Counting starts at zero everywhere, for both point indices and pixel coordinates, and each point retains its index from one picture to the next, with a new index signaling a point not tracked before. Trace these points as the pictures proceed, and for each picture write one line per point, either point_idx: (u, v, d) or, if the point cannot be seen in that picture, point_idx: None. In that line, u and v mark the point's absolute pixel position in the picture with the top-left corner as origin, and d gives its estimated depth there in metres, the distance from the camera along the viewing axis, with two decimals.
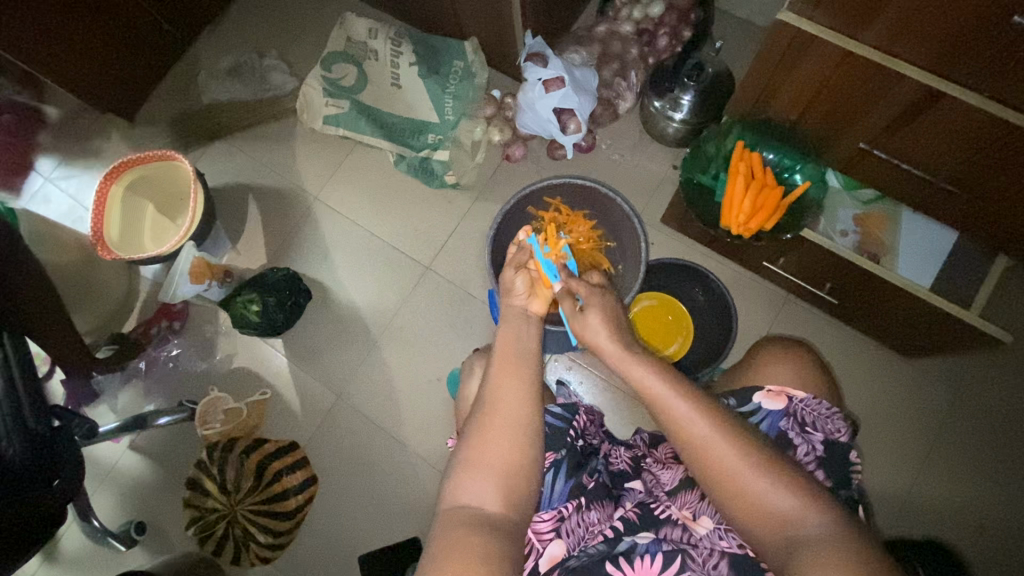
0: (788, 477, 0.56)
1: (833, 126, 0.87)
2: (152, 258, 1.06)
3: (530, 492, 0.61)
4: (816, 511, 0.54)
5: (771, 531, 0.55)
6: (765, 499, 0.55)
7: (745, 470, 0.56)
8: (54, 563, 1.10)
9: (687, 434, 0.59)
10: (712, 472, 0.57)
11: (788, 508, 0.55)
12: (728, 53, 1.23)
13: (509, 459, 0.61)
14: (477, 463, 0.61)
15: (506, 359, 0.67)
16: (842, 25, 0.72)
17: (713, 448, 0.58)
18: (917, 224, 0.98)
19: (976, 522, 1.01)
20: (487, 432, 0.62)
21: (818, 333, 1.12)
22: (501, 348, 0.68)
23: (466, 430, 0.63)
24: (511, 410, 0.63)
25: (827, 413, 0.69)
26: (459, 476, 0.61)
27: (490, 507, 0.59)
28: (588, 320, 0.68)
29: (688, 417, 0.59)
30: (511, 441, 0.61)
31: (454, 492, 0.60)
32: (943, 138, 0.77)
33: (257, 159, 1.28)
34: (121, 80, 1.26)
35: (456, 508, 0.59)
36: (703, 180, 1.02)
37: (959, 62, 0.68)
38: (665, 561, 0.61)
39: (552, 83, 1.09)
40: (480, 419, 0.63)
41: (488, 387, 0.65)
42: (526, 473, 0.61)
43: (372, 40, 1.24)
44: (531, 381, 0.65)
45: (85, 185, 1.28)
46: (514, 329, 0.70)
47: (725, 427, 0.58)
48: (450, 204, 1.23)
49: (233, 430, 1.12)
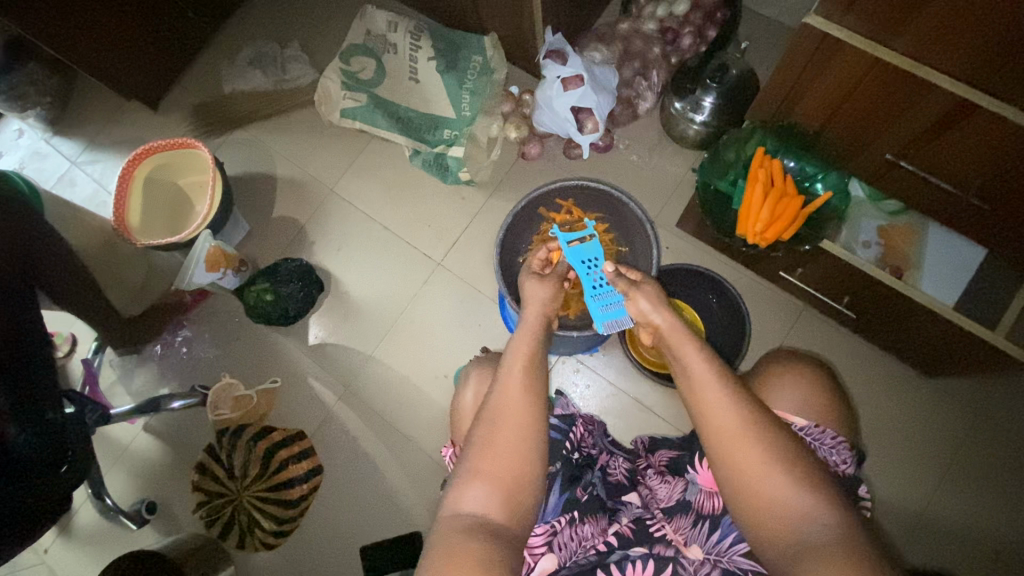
0: (805, 479, 0.56)
1: (859, 135, 0.83)
2: (172, 243, 1.08)
3: (533, 500, 0.60)
4: (830, 514, 0.54)
5: (781, 536, 0.55)
6: (780, 498, 0.55)
7: (772, 469, 0.56)
8: (68, 538, 1.14)
9: (717, 430, 0.59)
10: (732, 469, 0.58)
11: (796, 507, 0.55)
12: (754, 54, 1.20)
13: (511, 467, 0.60)
14: (480, 471, 0.60)
15: (516, 364, 0.67)
16: (871, 30, 0.69)
17: (744, 446, 0.57)
18: (944, 238, 0.93)
19: (989, 550, 0.98)
20: (492, 441, 0.61)
21: (834, 346, 1.09)
22: (512, 356, 0.68)
23: (472, 437, 0.63)
24: (520, 421, 0.62)
25: (832, 443, 0.68)
26: (462, 483, 0.60)
27: (493, 514, 0.58)
28: (638, 304, 0.71)
29: (718, 412, 0.59)
30: (519, 451, 0.61)
31: (457, 500, 0.60)
32: (974, 152, 0.73)
33: (275, 149, 1.30)
34: (148, 68, 1.29)
35: (458, 516, 0.58)
36: (720, 186, 0.99)
37: (995, 72, 0.64)
38: (657, 567, 0.62)
39: (571, 82, 1.08)
40: (487, 425, 0.63)
41: (496, 393, 0.65)
42: (526, 485, 0.60)
43: (392, 33, 1.24)
44: (538, 389, 0.65)
45: (109, 169, 1.31)
46: (527, 338, 0.70)
47: (758, 426, 0.58)
48: (464, 201, 1.22)
49: (242, 418, 1.14)
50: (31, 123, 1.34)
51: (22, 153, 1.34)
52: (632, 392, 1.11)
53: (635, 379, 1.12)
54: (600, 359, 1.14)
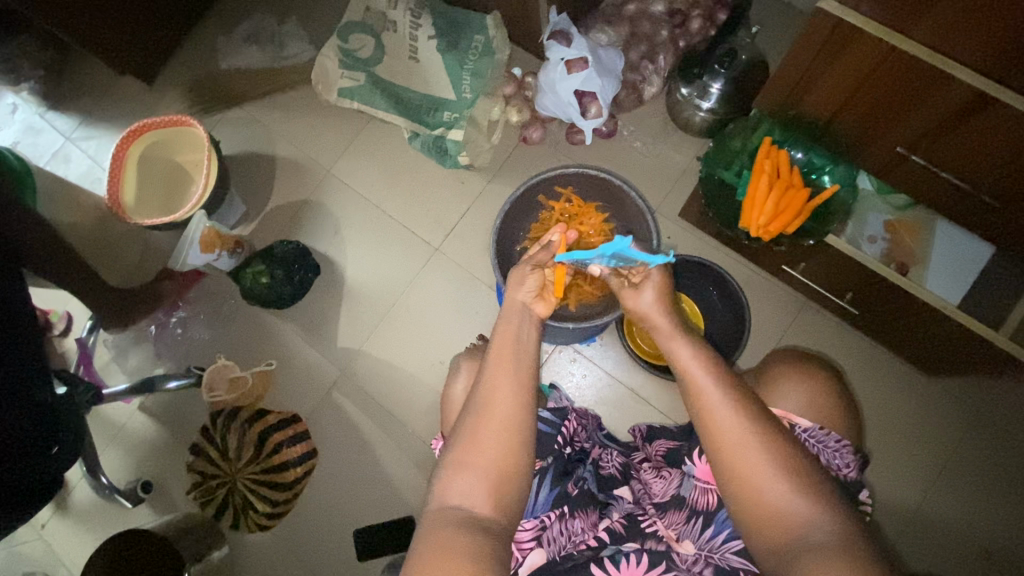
0: (799, 483, 0.55)
1: (869, 126, 0.80)
2: (167, 224, 1.06)
3: (521, 496, 0.59)
4: (830, 518, 0.53)
5: (778, 541, 0.54)
6: (777, 502, 0.55)
7: (769, 472, 0.55)
8: (65, 514, 1.15)
9: (715, 430, 0.58)
10: (728, 469, 0.57)
11: (801, 516, 0.54)
12: (764, 39, 1.16)
13: (502, 463, 0.59)
14: (467, 464, 0.59)
15: (505, 351, 0.64)
16: (887, 17, 0.66)
17: (742, 449, 0.56)
18: (952, 234, 0.90)
19: (982, 548, 0.97)
20: (479, 432, 0.60)
21: (834, 341, 1.07)
22: (501, 342, 0.65)
23: (459, 428, 0.61)
24: (507, 414, 0.61)
25: (835, 446, 0.67)
26: (448, 475, 0.59)
27: (479, 509, 0.57)
28: (641, 296, 0.68)
29: (721, 413, 0.58)
30: (506, 446, 0.59)
31: (443, 493, 0.58)
32: (988, 148, 0.71)
33: (273, 128, 1.27)
34: (144, 42, 1.26)
35: (444, 510, 0.57)
36: (725, 176, 0.98)
37: (1013, 64, 0.61)
38: (650, 561, 0.62)
39: (575, 64, 1.05)
40: (473, 415, 0.61)
41: (484, 382, 0.63)
42: (516, 480, 0.59)
43: (391, 10, 1.20)
44: (529, 381, 0.63)
45: (104, 146, 1.29)
46: (512, 326, 0.67)
47: (758, 430, 0.57)
48: (464, 185, 1.20)
49: (235, 399, 1.13)
50: (25, 96, 1.33)
51: (16, 128, 1.32)
52: (628, 382, 1.10)
53: (631, 369, 1.11)
54: (597, 349, 1.12)
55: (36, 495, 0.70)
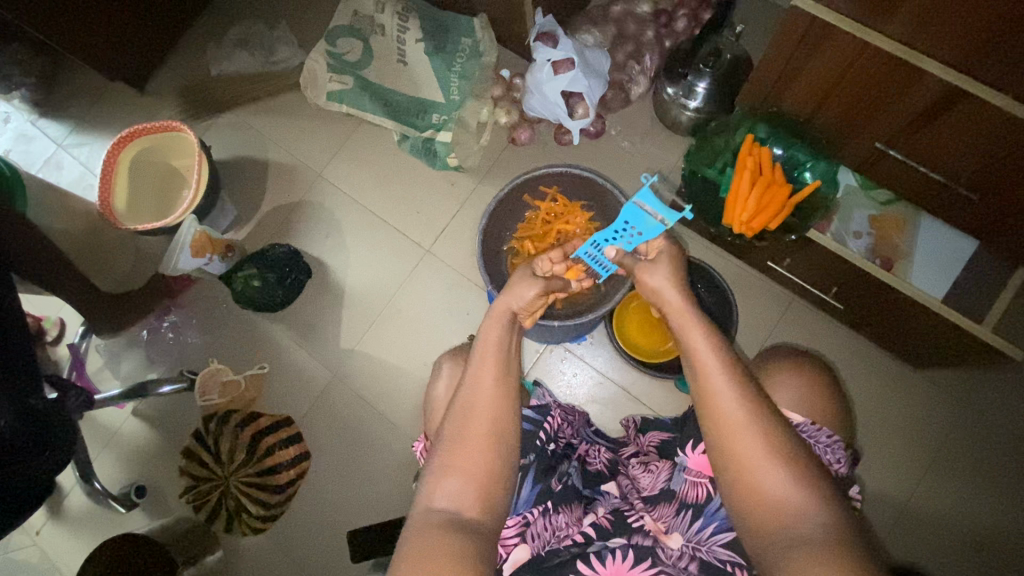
0: (782, 475, 0.55)
1: (848, 122, 0.81)
2: (157, 229, 1.07)
3: (506, 494, 0.60)
4: (818, 511, 0.53)
5: (768, 532, 0.54)
6: (770, 493, 0.55)
7: (766, 461, 0.56)
8: (59, 520, 1.16)
9: (719, 418, 0.58)
10: (726, 457, 0.57)
11: (786, 508, 0.54)
12: (750, 38, 1.17)
13: (487, 463, 0.59)
14: (452, 465, 0.59)
15: (490, 353, 0.65)
16: (861, 14, 0.66)
17: (741, 437, 0.57)
18: (938, 228, 0.91)
19: (974, 541, 0.97)
20: (465, 433, 0.61)
21: (823, 337, 1.07)
22: (488, 344, 0.66)
23: (445, 428, 0.62)
24: (492, 412, 0.61)
25: (827, 442, 0.67)
26: (435, 477, 0.59)
27: (464, 509, 0.57)
28: (654, 275, 0.69)
29: (724, 402, 0.58)
30: (489, 444, 0.60)
31: (428, 495, 0.58)
32: (963, 141, 0.71)
33: (263, 132, 1.28)
34: (133, 49, 1.27)
35: (429, 511, 0.57)
36: (708, 174, 0.97)
37: (984, 58, 0.62)
38: (635, 557, 0.63)
39: (562, 65, 1.06)
40: (459, 416, 0.62)
41: (469, 382, 0.64)
42: (501, 478, 0.60)
43: (379, 14, 1.21)
44: (511, 380, 0.64)
45: (96, 153, 1.30)
46: (500, 326, 0.67)
47: (757, 416, 0.57)
48: (453, 186, 1.21)
49: (230, 402, 1.15)
50: (18, 105, 1.33)
51: (8, 136, 1.33)
52: (619, 380, 1.11)
53: (622, 367, 1.12)
54: (588, 348, 1.13)
55: (26, 497, 0.70)
